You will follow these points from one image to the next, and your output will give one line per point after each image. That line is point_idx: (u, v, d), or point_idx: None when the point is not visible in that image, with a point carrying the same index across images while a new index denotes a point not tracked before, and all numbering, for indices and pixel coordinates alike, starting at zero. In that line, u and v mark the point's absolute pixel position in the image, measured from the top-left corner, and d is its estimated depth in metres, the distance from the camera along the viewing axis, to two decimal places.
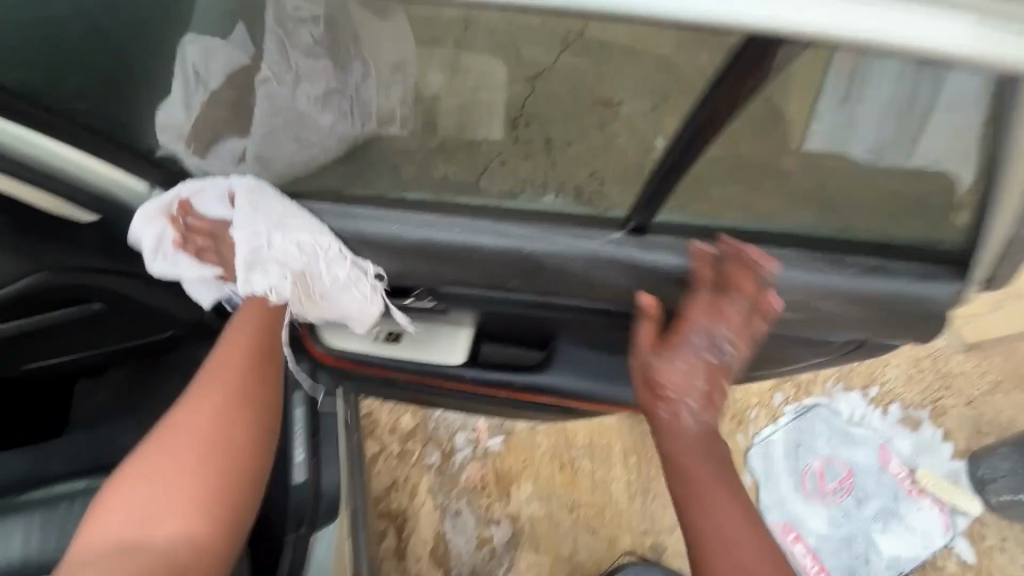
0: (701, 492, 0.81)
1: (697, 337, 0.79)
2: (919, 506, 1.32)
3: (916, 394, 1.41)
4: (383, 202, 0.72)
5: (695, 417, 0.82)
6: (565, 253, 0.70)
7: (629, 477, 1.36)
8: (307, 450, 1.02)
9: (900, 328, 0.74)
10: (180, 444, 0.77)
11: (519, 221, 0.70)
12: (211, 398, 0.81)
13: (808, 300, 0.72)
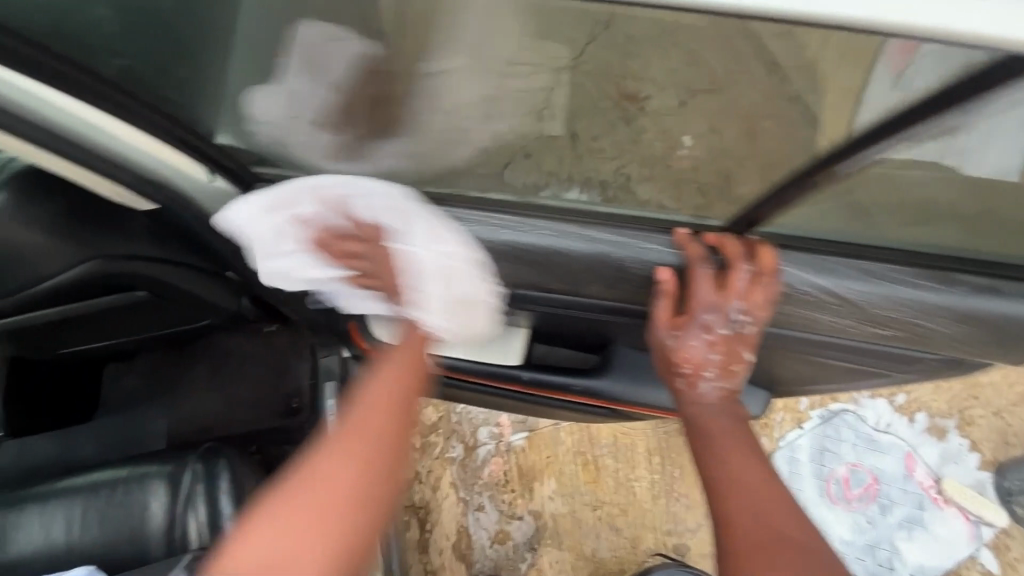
0: (720, 453, 0.72)
1: (707, 312, 0.72)
2: (945, 516, 1.31)
3: (943, 403, 1.40)
4: (463, 200, 0.71)
5: (713, 388, 0.76)
6: (649, 260, 0.71)
7: (653, 477, 1.35)
8: None
9: (962, 343, 0.74)
10: (335, 474, 0.59)
11: (608, 226, 0.70)
12: (362, 432, 0.62)
13: (889, 317, 0.71)
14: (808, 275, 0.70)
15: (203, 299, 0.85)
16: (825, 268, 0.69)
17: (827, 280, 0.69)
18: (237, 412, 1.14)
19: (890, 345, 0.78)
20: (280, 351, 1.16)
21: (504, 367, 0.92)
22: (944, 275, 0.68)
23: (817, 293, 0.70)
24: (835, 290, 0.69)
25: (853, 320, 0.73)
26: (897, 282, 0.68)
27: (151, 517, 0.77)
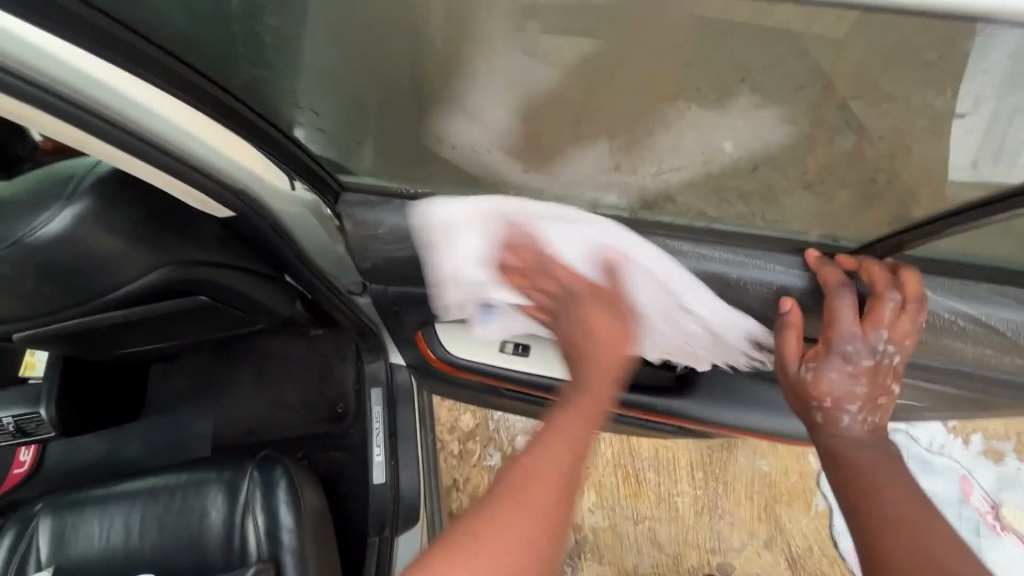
0: (866, 489, 0.59)
1: (851, 344, 0.64)
2: (1003, 543, 1.26)
3: (999, 425, 1.34)
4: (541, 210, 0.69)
5: (858, 422, 0.65)
6: (769, 282, 0.69)
7: (696, 493, 1.32)
8: (386, 451, 1.04)
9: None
10: (502, 556, 0.45)
11: (693, 240, 0.69)
12: (532, 492, 0.49)
13: (985, 333, 0.68)
14: (953, 301, 0.67)
15: (262, 303, 0.84)
16: (973, 295, 0.67)
17: (970, 306, 0.67)
18: (280, 415, 1.13)
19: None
20: (323, 354, 1.15)
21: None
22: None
23: (961, 321, 0.68)
24: (981, 318, 0.67)
25: (999, 351, 0.70)
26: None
27: (210, 523, 0.77)
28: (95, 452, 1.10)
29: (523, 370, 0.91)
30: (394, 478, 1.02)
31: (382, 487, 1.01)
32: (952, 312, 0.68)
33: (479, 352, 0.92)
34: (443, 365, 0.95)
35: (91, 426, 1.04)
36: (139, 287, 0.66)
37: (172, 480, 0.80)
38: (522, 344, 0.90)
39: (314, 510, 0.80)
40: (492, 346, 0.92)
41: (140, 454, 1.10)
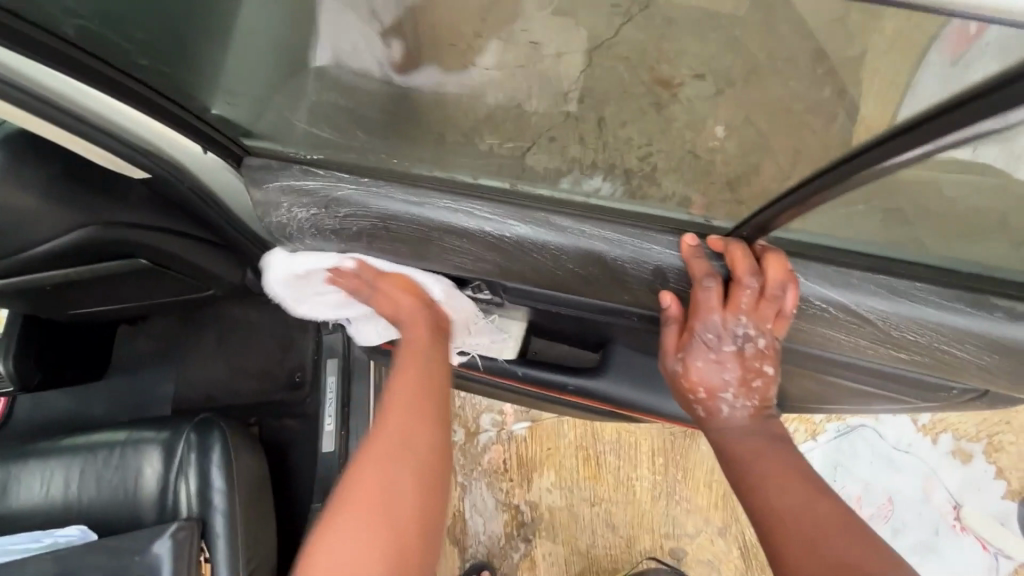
0: (756, 481, 0.64)
1: (709, 333, 0.68)
2: (961, 542, 1.25)
3: (971, 426, 1.31)
4: (450, 184, 0.70)
5: (734, 409, 0.71)
6: (648, 262, 0.67)
7: (655, 478, 1.32)
8: (338, 420, 1.05)
9: (990, 375, 0.68)
10: (380, 469, 0.61)
11: (570, 215, 0.67)
12: (397, 430, 0.64)
13: (932, 342, 0.65)
14: (820, 286, 0.65)
15: (202, 269, 0.84)
16: (841, 282, 0.64)
17: (839, 293, 0.64)
18: (241, 383, 1.14)
19: (913, 369, 0.71)
20: (284, 324, 1.16)
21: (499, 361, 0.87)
22: (979, 298, 0.62)
23: (830, 308, 0.65)
24: (851, 307, 0.64)
25: (870, 342, 0.67)
26: (922, 302, 0.62)
27: (145, 484, 0.79)
28: (61, 409, 1.14)
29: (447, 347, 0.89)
30: (343, 446, 1.04)
31: (331, 454, 1.03)
32: (814, 298, 0.65)
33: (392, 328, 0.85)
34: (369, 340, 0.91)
35: (55, 383, 1.07)
36: (72, 244, 0.69)
37: (113, 436, 0.83)
38: None
39: (247, 476, 0.81)
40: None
41: (104, 413, 1.13)
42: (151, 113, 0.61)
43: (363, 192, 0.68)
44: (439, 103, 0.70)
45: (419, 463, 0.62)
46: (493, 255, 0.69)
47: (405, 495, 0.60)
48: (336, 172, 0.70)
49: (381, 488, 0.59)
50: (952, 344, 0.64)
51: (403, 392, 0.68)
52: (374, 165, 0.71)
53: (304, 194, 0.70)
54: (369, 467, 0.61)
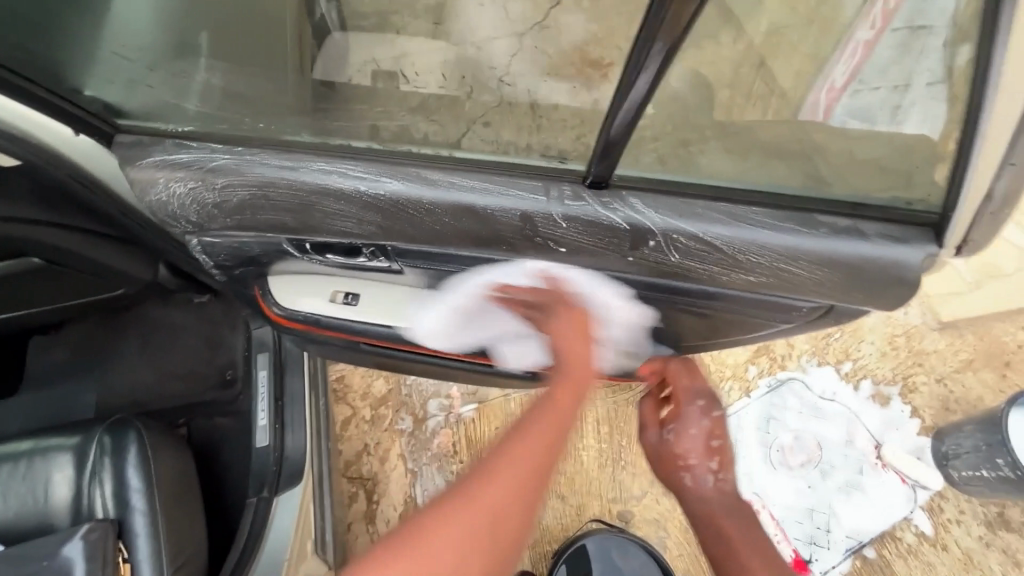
0: (743, 561, 0.70)
1: (692, 402, 0.83)
2: (882, 478, 1.32)
3: (888, 370, 1.40)
4: (323, 148, 0.68)
5: (716, 479, 0.79)
6: (512, 209, 0.65)
7: (601, 446, 1.35)
8: (272, 414, 1.03)
9: (858, 294, 0.68)
10: (472, 537, 0.49)
11: (443, 168, 0.66)
12: (511, 484, 0.52)
13: (779, 265, 0.66)
14: (669, 218, 0.64)
15: (104, 265, 0.86)
16: (688, 212, 0.64)
17: (688, 224, 0.64)
18: (165, 385, 1.10)
19: (762, 292, 0.71)
20: (213, 322, 1.14)
21: (410, 332, 0.83)
22: (805, 216, 0.64)
23: (682, 239, 0.65)
24: (699, 235, 0.64)
25: (723, 269, 0.68)
26: (758, 224, 0.64)
27: (56, 491, 0.77)
28: None
29: (356, 323, 0.83)
30: (278, 440, 1.01)
31: (266, 449, 1.00)
32: (670, 234, 0.65)
33: (309, 300, 0.83)
34: (286, 322, 0.86)
35: None
36: None
37: (19, 449, 0.79)
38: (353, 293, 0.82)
39: (169, 478, 0.80)
40: (322, 294, 0.83)
41: (19, 428, 1.06)
42: (29, 103, 0.63)
43: (238, 160, 0.67)
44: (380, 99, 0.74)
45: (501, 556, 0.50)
46: (372, 214, 0.67)
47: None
48: (209, 144, 0.68)
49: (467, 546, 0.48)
50: (809, 266, 0.65)
51: (534, 447, 0.55)
52: (261, 137, 0.69)
53: (179, 167, 0.68)
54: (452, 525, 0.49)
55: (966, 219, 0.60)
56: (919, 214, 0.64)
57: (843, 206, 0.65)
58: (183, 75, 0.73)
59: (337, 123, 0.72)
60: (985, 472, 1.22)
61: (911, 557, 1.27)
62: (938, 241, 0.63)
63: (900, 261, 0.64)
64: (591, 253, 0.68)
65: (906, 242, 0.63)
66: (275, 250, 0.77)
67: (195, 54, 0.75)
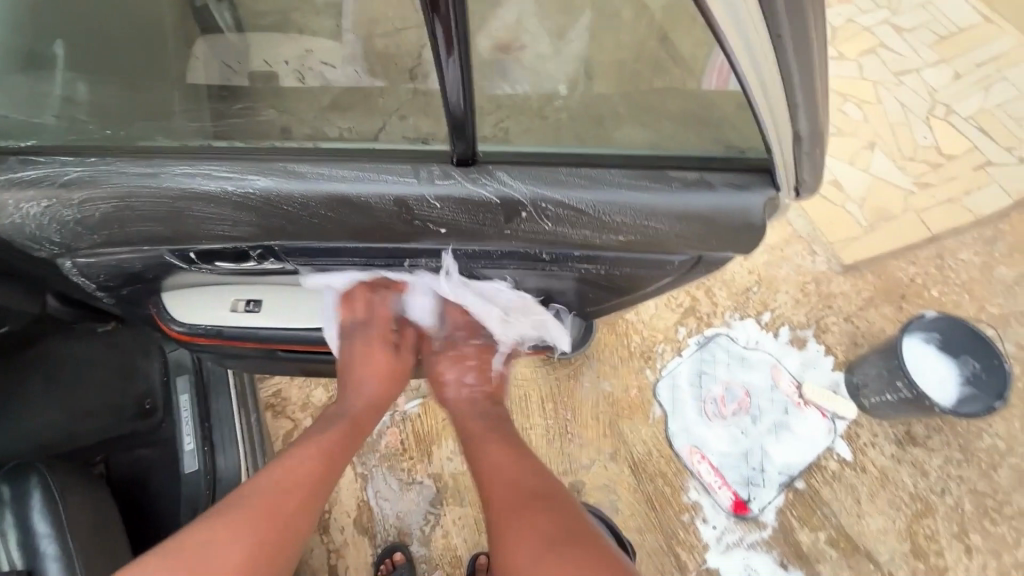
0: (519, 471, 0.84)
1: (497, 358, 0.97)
2: (805, 415, 1.42)
3: (803, 316, 1.51)
4: (185, 151, 0.65)
5: (475, 394, 0.95)
6: (385, 194, 0.64)
7: (548, 423, 1.39)
8: (198, 437, 1.00)
9: (714, 242, 0.71)
10: (277, 488, 0.74)
11: (309, 159, 0.64)
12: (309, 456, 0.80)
13: (641, 222, 0.68)
14: (536, 188, 0.65)
15: None
16: (552, 181, 0.65)
17: (556, 192, 0.65)
18: None
19: (634, 249, 0.74)
20: (120, 350, 1.06)
21: (315, 330, 0.86)
22: (659, 172, 0.66)
23: (549, 207, 0.66)
24: (564, 202, 0.66)
25: (595, 231, 0.70)
26: (616, 185, 0.65)
27: None
28: None
29: (261, 329, 0.83)
30: (209, 462, 0.99)
31: (196, 473, 0.98)
32: (539, 204, 0.66)
33: (209, 314, 0.82)
34: (188, 339, 0.84)
35: None
36: None
37: None
38: (252, 300, 0.82)
39: (81, 518, 0.75)
40: (222, 305, 0.82)
41: None
42: None
43: (92, 172, 0.63)
44: (285, 108, 0.68)
45: (295, 513, 0.73)
46: (247, 214, 0.66)
47: (262, 511, 0.71)
48: (56, 157, 0.64)
49: (277, 490, 0.74)
50: (670, 221, 0.68)
51: (324, 448, 0.82)
52: (118, 145, 0.65)
53: (26, 186, 0.64)
54: (270, 478, 0.76)
55: (786, 160, 0.62)
56: (754, 160, 0.66)
57: (692, 161, 0.67)
58: (44, 90, 0.70)
59: (225, 124, 0.68)
60: (889, 396, 1.34)
61: (836, 482, 1.37)
62: (773, 183, 0.66)
63: (744, 209, 0.66)
64: (468, 228, 0.69)
65: (748, 188, 0.66)
66: (157, 264, 0.75)
67: (55, 67, 0.71)
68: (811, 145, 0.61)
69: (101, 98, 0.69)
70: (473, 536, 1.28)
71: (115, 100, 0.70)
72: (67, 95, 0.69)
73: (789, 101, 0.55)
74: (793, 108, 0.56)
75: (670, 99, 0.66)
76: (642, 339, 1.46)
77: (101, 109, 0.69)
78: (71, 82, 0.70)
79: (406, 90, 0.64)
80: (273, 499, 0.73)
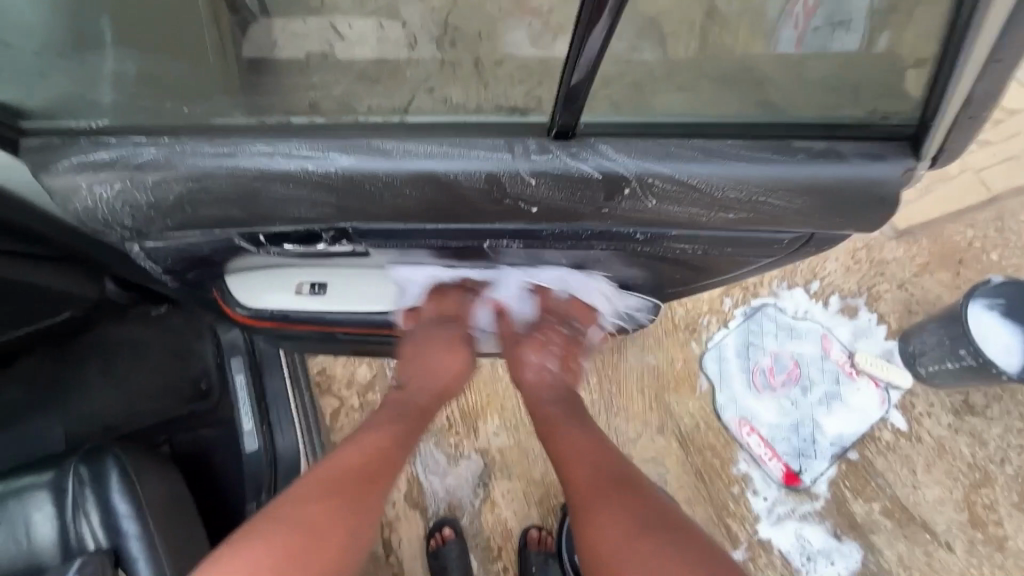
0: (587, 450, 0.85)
1: (561, 336, 0.94)
2: (858, 385, 1.38)
3: (853, 284, 1.45)
4: (257, 129, 0.63)
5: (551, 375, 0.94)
6: (477, 171, 0.61)
7: (592, 397, 1.38)
8: (256, 418, 1.00)
9: (833, 219, 0.67)
10: (359, 458, 0.76)
11: (405, 138, 0.61)
12: (386, 432, 0.82)
13: (757, 198, 0.64)
14: (644, 162, 0.61)
15: (34, 286, 0.83)
16: (662, 153, 0.61)
17: (666, 166, 0.61)
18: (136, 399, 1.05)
19: (742, 228, 0.69)
20: (175, 332, 1.08)
21: (379, 314, 0.86)
22: (780, 142, 0.62)
23: (658, 182, 0.62)
24: (678, 176, 0.62)
25: (704, 209, 0.65)
26: (734, 157, 0.61)
27: (39, 530, 0.73)
28: None
29: (325, 312, 0.83)
30: (269, 441, 1.00)
31: (256, 453, 0.98)
32: (644, 178, 0.62)
33: (275, 296, 0.82)
34: (252, 321, 0.86)
35: None
36: None
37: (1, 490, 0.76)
38: (318, 283, 0.82)
39: (159, 497, 0.77)
40: (286, 288, 0.82)
41: None
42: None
43: (165, 152, 0.62)
44: (305, 83, 0.67)
45: (378, 482, 0.75)
46: (325, 195, 0.63)
47: (349, 480, 0.73)
48: (130, 137, 0.63)
49: (358, 461, 0.76)
50: (784, 194, 0.63)
51: (395, 428, 0.84)
52: (184, 123, 0.64)
53: (100, 168, 0.62)
54: (351, 450, 0.78)
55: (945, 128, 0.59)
56: (897, 126, 0.62)
57: (817, 129, 0.62)
58: (94, 69, 0.68)
59: (279, 102, 0.66)
60: (949, 364, 1.29)
61: (890, 453, 1.34)
62: (915, 153, 0.62)
63: (879, 179, 0.62)
64: (567, 209, 0.65)
65: (885, 158, 0.62)
66: (226, 247, 0.74)
67: (102, 45, 0.68)
68: (978, 114, 0.58)
69: (151, 75, 0.67)
70: (522, 509, 1.30)
71: (164, 76, 0.67)
72: (116, 73, 0.67)
73: (992, 54, 0.53)
74: (993, 60, 0.53)
75: (713, 60, 0.65)
76: (685, 311, 1.43)
77: (152, 88, 0.67)
78: (119, 59, 0.68)
79: (433, 61, 0.66)
80: (356, 468, 0.75)
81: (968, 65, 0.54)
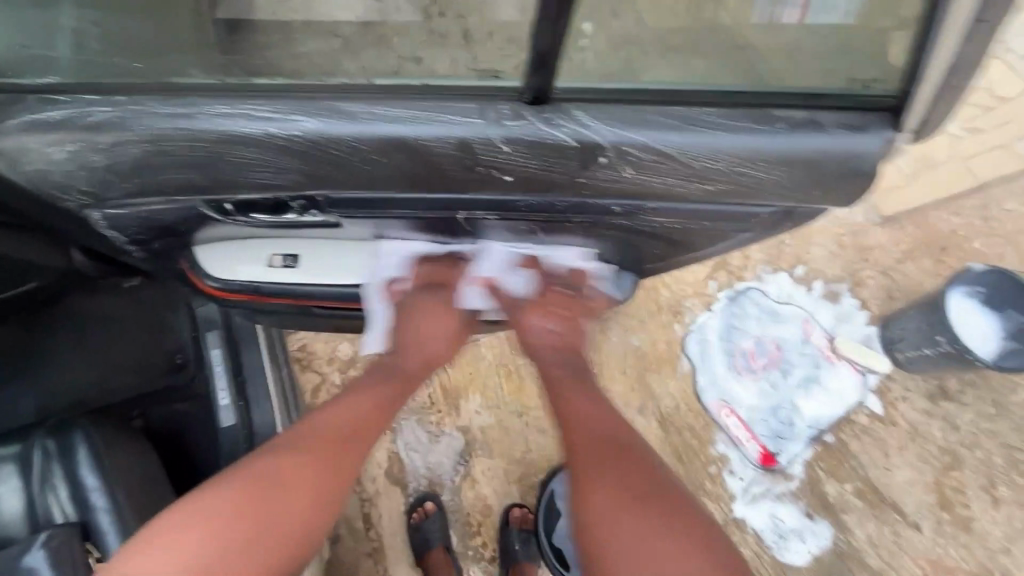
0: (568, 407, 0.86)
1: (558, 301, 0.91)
2: (836, 369, 1.40)
3: (837, 269, 1.46)
4: (225, 91, 0.60)
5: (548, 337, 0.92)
6: (447, 136, 0.60)
7: None
8: (233, 392, 1.00)
9: (807, 193, 0.67)
10: (339, 422, 0.78)
11: (380, 99, 0.60)
12: (369, 395, 0.84)
13: (737, 168, 0.63)
14: (619, 130, 0.61)
15: None
16: (637, 120, 0.61)
17: (642, 134, 0.61)
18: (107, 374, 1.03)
19: (719, 201, 0.69)
20: (146, 304, 1.07)
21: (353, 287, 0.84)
22: (761, 112, 0.61)
23: (635, 152, 0.62)
24: (655, 145, 0.62)
25: (681, 179, 0.65)
26: (710, 127, 0.61)
27: (5, 503, 0.72)
28: None
29: (296, 285, 0.81)
30: (245, 417, 0.99)
31: (232, 427, 0.97)
32: (621, 147, 0.61)
33: (246, 268, 0.80)
34: (222, 293, 0.83)
35: None
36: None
37: None
38: (291, 254, 0.81)
39: (129, 471, 0.76)
40: (258, 259, 0.80)
41: None
42: None
43: (119, 113, 0.60)
44: (284, 49, 0.63)
45: (354, 445, 0.77)
46: (289, 160, 0.62)
47: (325, 443, 0.75)
48: (82, 96, 0.61)
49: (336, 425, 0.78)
50: (758, 165, 0.63)
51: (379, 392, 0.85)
52: (144, 83, 0.61)
53: (51, 127, 0.61)
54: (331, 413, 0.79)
55: (925, 100, 0.59)
56: (874, 98, 0.62)
57: (798, 97, 0.62)
58: (51, 22, 0.63)
59: (253, 65, 0.62)
60: (927, 350, 1.30)
61: (865, 436, 1.37)
62: (893, 123, 0.62)
63: (855, 151, 0.62)
64: (541, 179, 0.64)
65: (863, 130, 0.62)
66: (191, 216, 0.71)
67: None
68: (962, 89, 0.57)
69: (112, 30, 0.63)
70: (502, 487, 1.30)
71: (126, 32, 0.63)
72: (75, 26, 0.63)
73: (975, 19, 0.51)
74: (976, 29, 0.51)
75: (709, 33, 0.62)
76: (670, 294, 1.43)
77: (113, 44, 0.63)
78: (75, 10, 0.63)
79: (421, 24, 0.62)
80: (333, 432, 0.77)
81: (947, 34, 0.53)
